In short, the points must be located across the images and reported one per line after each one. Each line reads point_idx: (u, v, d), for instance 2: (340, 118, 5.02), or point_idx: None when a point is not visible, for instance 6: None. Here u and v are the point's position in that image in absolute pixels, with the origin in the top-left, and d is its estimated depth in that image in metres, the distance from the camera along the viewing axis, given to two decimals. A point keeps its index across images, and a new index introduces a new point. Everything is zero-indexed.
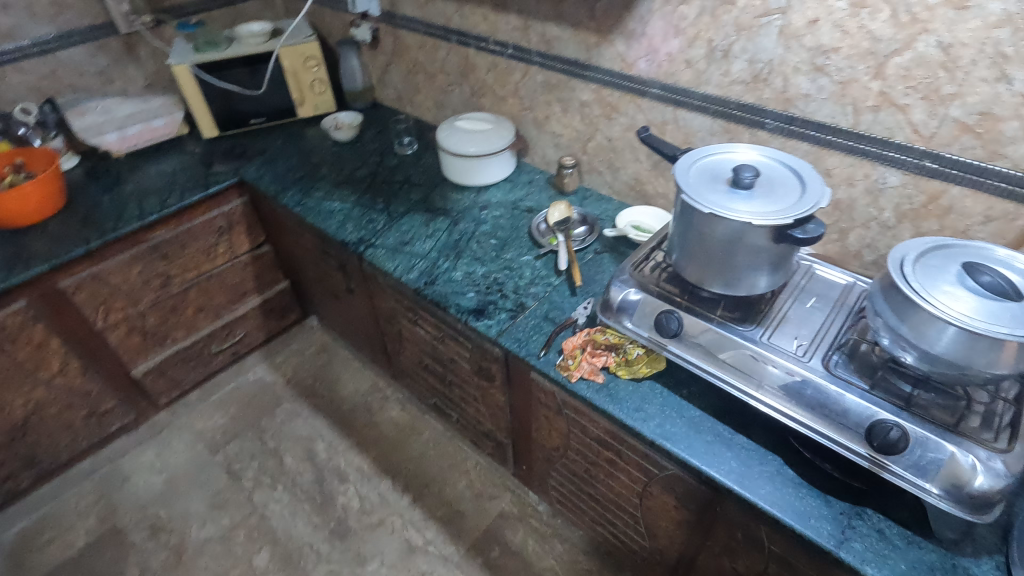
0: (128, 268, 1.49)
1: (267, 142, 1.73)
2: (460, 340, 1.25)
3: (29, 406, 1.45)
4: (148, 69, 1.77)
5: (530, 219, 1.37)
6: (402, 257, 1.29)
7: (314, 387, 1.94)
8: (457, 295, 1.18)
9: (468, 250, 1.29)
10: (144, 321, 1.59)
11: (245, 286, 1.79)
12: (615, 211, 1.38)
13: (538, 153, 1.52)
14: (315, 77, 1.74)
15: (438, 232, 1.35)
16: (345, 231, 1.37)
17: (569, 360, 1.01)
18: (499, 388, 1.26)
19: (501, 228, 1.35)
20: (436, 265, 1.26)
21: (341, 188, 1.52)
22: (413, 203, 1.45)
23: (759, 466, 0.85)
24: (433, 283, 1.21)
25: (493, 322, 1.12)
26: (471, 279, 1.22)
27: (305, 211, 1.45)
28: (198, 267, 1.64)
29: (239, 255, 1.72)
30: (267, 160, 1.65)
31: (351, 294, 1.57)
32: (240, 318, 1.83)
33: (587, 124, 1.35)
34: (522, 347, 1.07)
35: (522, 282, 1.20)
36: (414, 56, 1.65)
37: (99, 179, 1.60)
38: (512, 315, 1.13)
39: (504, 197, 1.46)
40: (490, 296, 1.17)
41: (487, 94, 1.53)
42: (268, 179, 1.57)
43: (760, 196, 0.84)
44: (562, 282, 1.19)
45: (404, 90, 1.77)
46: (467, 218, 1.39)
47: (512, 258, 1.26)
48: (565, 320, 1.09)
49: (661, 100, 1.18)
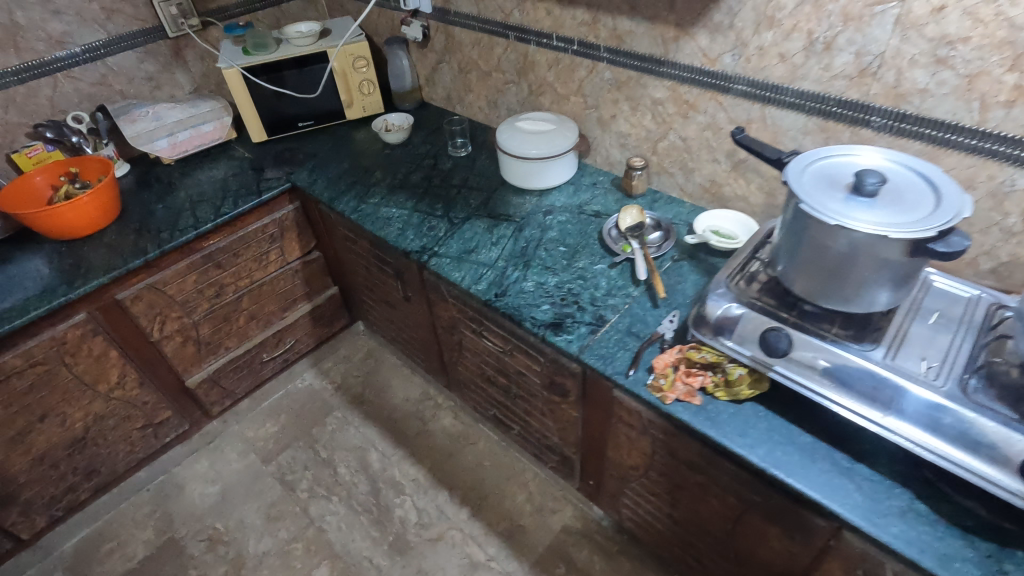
0: (184, 278, 1.46)
1: (316, 146, 1.68)
2: (532, 354, 1.19)
3: (88, 419, 1.44)
4: (195, 73, 1.73)
5: (599, 224, 1.31)
6: (468, 266, 1.23)
7: (364, 395, 1.91)
8: (532, 308, 1.12)
9: (538, 259, 1.23)
10: (199, 331, 1.56)
11: (295, 293, 1.76)
12: (688, 215, 1.31)
13: (601, 153, 1.45)
14: (364, 78, 1.69)
15: (503, 238, 1.29)
16: (406, 240, 1.32)
17: (661, 379, 0.95)
18: (572, 403, 1.20)
19: (570, 234, 1.29)
20: (506, 275, 1.20)
21: (398, 194, 1.47)
22: (474, 208, 1.39)
23: (887, 500, 0.79)
24: (505, 296, 1.15)
25: (574, 337, 1.06)
26: (544, 290, 1.16)
27: (362, 219, 1.40)
28: (251, 275, 1.61)
29: (291, 262, 1.69)
30: (318, 165, 1.60)
31: (407, 302, 1.52)
32: (290, 326, 1.80)
33: (660, 123, 1.28)
34: (608, 364, 1.00)
35: (599, 294, 1.13)
36: (467, 54, 1.58)
37: (151, 187, 1.58)
38: (592, 329, 1.07)
39: (568, 201, 1.39)
40: (567, 308, 1.11)
41: (547, 92, 1.46)
42: (322, 186, 1.53)
43: (887, 205, 0.77)
44: (641, 293, 1.12)
45: (454, 89, 1.71)
46: (532, 224, 1.33)
47: (585, 266, 1.20)
48: (652, 336, 1.03)
49: (747, 97, 1.11)
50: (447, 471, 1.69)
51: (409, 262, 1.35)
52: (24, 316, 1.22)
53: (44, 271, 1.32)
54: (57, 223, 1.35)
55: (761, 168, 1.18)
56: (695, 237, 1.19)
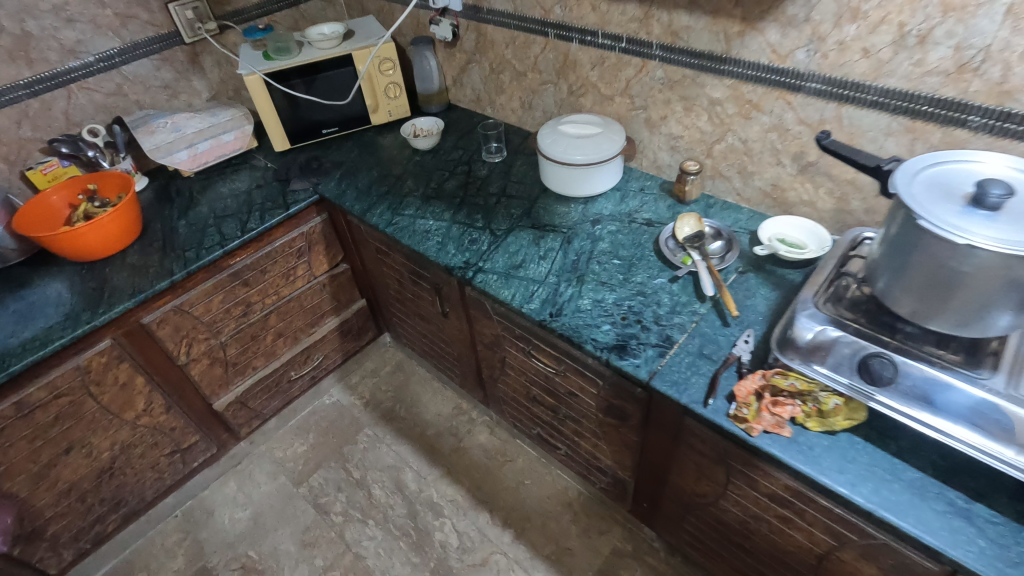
0: (210, 298, 1.39)
1: (342, 154, 1.61)
2: (588, 376, 1.12)
3: (115, 448, 1.37)
4: (213, 80, 1.65)
5: (652, 234, 1.23)
6: (517, 283, 1.15)
7: (395, 411, 1.84)
8: (592, 329, 1.04)
9: (591, 273, 1.15)
10: (226, 352, 1.50)
11: (323, 307, 1.69)
12: (748, 222, 1.23)
13: (649, 156, 1.36)
14: (390, 82, 1.61)
15: (552, 251, 1.21)
16: (447, 255, 1.24)
17: (744, 409, 0.87)
18: (630, 427, 1.13)
19: (622, 245, 1.21)
20: (559, 292, 1.12)
21: (434, 204, 1.39)
22: (516, 218, 1.31)
23: (1016, 547, 0.71)
24: (561, 315, 1.08)
25: (641, 360, 0.98)
26: (602, 307, 1.08)
27: (398, 232, 1.32)
28: (278, 291, 1.54)
29: (318, 276, 1.62)
30: (346, 175, 1.52)
31: (444, 317, 1.44)
32: (318, 342, 1.73)
33: (717, 124, 1.19)
34: (683, 391, 0.92)
35: (662, 312, 1.06)
36: (501, 53, 1.50)
37: (172, 201, 1.51)
38: (659, 351, 0.99)
39: (616, 208, 1.31)
40: (629, 329, 1.03)
41: (589, 92, 1.37)
42: (351, 197, 1.45)
43: (1015, 219, 0.68)
44: (708, 311, 1.04)
45: (485, 91, 1.63)
46: (580, 235, 1.25)
47: (643, 280, 1.12)
48: (727, 359, 0.95)
49: (820, 96, 1.02)
50: (486, 491, 1.61)
51: (450, 279, 1.27)
52: (48, 346, 1.15)
53: (66, 296, 1.25)
54: (78, 245, 1.28)
55: (832, 172, 1.09)
56: (764, 249, 1.11)
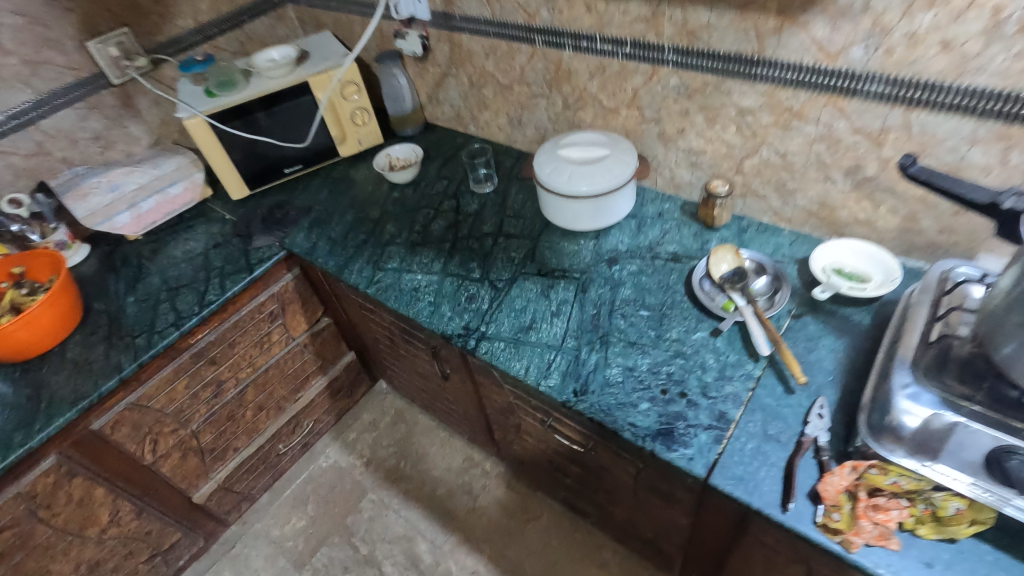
0: (173, 385, 1.20)
1: (310, 197, 1.40)
2: (622, 458, 0.94)
3: (81, 569, 1.19)
4: (152, 123, 1.44)
5: (682, 273, 1.04)
6: (529, 352, 0.96)
7: (400, 468, 1.66)
8: (627, 410, 0.86)
9: (616, 332, 0.96)
10: (200, 440, 1.31)
11: (307, 369, 1.50)
12: (792, 247, 1.04)
13: (665, 174, 1.17)
14: (356, 107, 1.39)
15: (566, 306, 1.02)
16: (441, 320, 1.05)
17: (835, 515, 0.69)
18: (676, 510, 0.96)
19: (649, 291, 1.02)
20: (581, 361, 0.93)
21: (420, 253, 1.19)
22: (518, 265, 1.12)
23: None
24: (587, 394, 0.89)
25: (694, 451, 0.80)
26: (635, 378, 0.89)
27: (381, 293, 1.13)
28: (251, 363, 1.34)
29: (297, 336, 1.42)
30: (316, 223, 1.32)
31: (446, 378, 1.26)
32: (306, 407, 1.55)
33: (748, 136, 1.00)
34: (753, 492, 0.74)
35: (710, 380, 0.87)
36: (480, 65, 1.29)
37: (119, 272, 1.30)
38: (715, 436, 0.81)
39: (634, 241, 1.12)
40: (673, 406, 0.85)
41: (588, 104, 1.17)
42: (324, 252, 1.25)
43: None
44: (766, 374, 0.86)
45: (466, 108, 1.42)
46: (596, 281, 1.06)
47: (680, 337, 0.94)
48: (801, 443, 0.77)
49: (882, 100, 0.83)
50: (510, 559, 1.44)
51: (448, 345, 1.08)
52: None
53: None
54: (5, 345, 1.08)
55: (897, 188, 0.90)
56: (825, 291, 0.92)
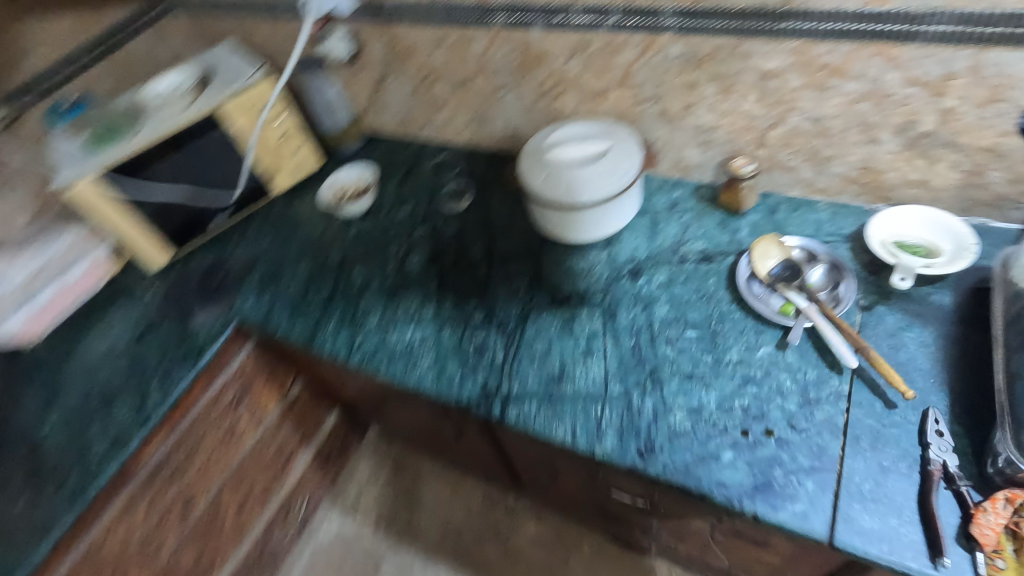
0: (131, 517, 0.97)
1: (249, 249, 1.16)
2: (700, 511, 0.80)
3: None
4: (27, 192, 1.14)
5: (721, 275, 0.88)
6: (569, 408, 0.80)
7: (414, 523, 1.49)
8: (709, 465, 0.71)
9: (666, 364, 0.81)
10: (178, 564, 1.09)
11: (288, 444, 1.28)
12: (834, 222, 0.90)
13: (669, 157, 1.00)
14: (284, 132, 1.15)
15: (597, 341, 0.86)
16: (452, 385, 0.86)
17: (999, 563, 0.58)
18: (766, 551, 0.83)
19: (689, 304, 0.87)
20: (637, 410, 0.77)
21: (403, 301, 0.99)
22: (526, 297, 0.94)
23: None
24: (656, 452, 0.74)
25: (805, 506, 0.66)
26: (706, 421, 0.75)
27: (369, 361, 0.92)
28: (221, 461, 1.12)
29: (269, 413, 1.20)
30: (267, 282, 1.09)
31: (461, 432, 1.08)
32: (295, 487, 1.35)
33: (773, 104, 0.84)
34: (891, 550, 0.62)
35: (794, 408, 0.73)
36: (427, 59, 1.06)
37: (26, 388, 1.04)
38: (823, 482, 0.67)
39: (653, 243, 0.96)
40: (762, 449, 0.71)
41: (569, 90, 0.98)
42: (285, 317, 1.03)
43: None
44: (857, 389, 0.73)
45: (416, 110, 1.20)
46: (623, 302, 0.89)
47: (744, 358, 0.79)
48: (930, 474, 0.64)
49: (947, 42, 0.69)
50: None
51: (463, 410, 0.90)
52: None
53: None
54: None
55: (960, 141, 0.77)
56: (903, 276, 0.80)
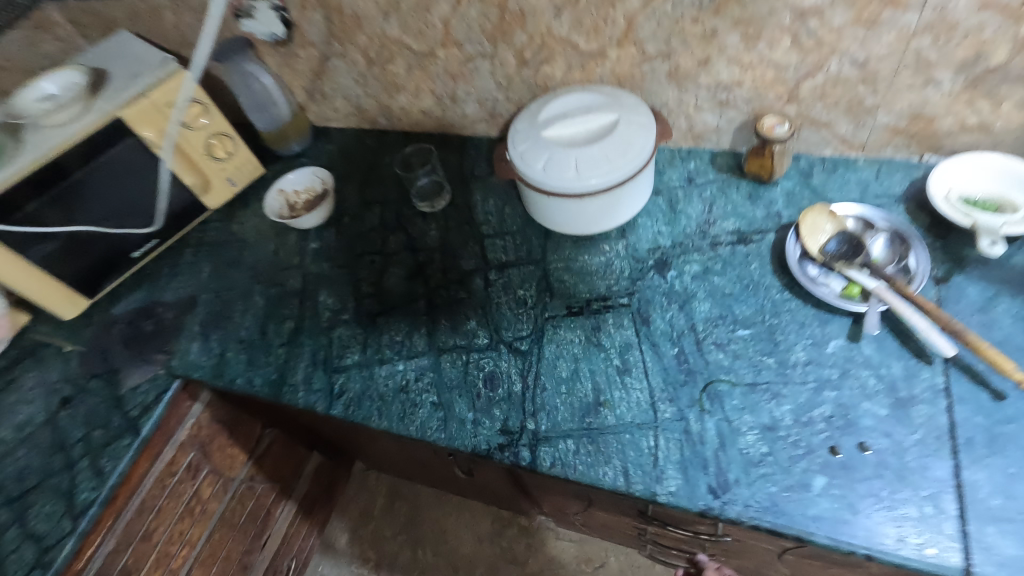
0: None
1: (186, 283, 0.95)
2: (788, 544, 0.67)
3: None
4: None
5: (764, 259, 0.75)
6: (615, 443, 0.65)
7: (420, 561, 1.33)
8: (800, 498, 0.58)
9: (721, 374, 0.67)
10: None
11: (264, 502, 1.10)
12: (880, 181, 0.78)
13: (680, 124, 0.85)
14: (211, 135, 0.94)
15: (632, 355, 0.71)
16: (465, 430, 0.70)
17: None
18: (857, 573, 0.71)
19: (734, 297, 0.73)
20: (698, 436, 0.64)
21: (387, 329, 0.82)
22: (536, 308, 0.78)
23: None
24: (732, 488, 0.60)
25: (927, 536, 0.54)
26: (785, 441, 0.62)
27: (356, 411, 0.75)
28: (184, 542, 0.93)
29: (237, 474, 1.01)
30: (213, 323, 0.89)
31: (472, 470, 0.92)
32: (278, 548, 1.17)
33: (810, 49, 0.70)
34: None
35: (886, 413, 0.61)
36: (378, 31, 0.87)
37: None
38: (940, 502, 0.56)
39: (676, 227, 0.81)
40: (860, 469, 0.59)
41: (556, 53, 0.82)
42: (242, 364, 0.84)
43: None
44: (955, 381, 0.61)
45: (369, 95, 1.01)
46: (654, 302, 0.75)
47: (813, 357, 0.66)
48: None
49: None
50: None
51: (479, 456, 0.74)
52: None
53: None
54: None
55: None
56: (994, 240, 0.67)
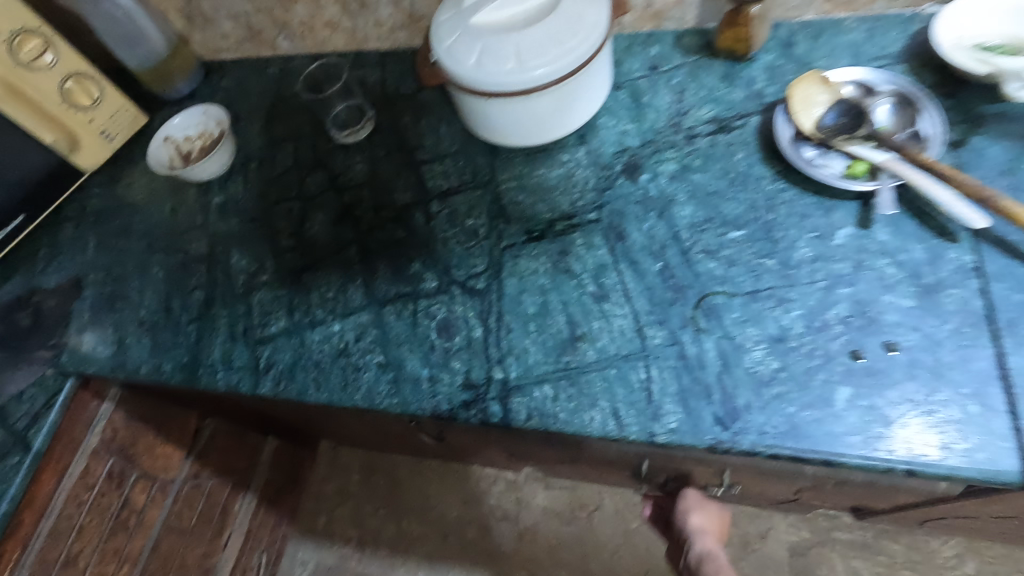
0: None
1: (69, 262, 0.79)
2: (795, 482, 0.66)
3: None
4: None
5: (751, 147, 0.63)
6: (600, 382, 0.54)
7: (406, 532, 1.24)
8: (823, 415, 0.49)
9: (716, 286, 0.57)
10: None
11: (218, 498, 0.98)
12: (874, 41, 0.66)
13: (637, 1, 0.71)
14: (64, 78, 0.75)
15: (609, 277, 0.60)
16: (420, 391, 0.58)
17: None
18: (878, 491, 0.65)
19: (720, 194, 0.62)
20: (696, 361, 0.53)
21: (316, 286, 0.68)
22: (489, 239, 0.65)
23: None
24: (743, 416, 0.50)
25: (976, 439, 0.46)
26: (799, 353, 0.52)
27: (288, 386, 0.62)
28: (122, 560, 0.81)
29: (176, 474, 0.89)
30: (106, 305, 0.74)
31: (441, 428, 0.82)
32: (244, 543, 1.06)
33: None
34: None
35: (911, 304, 0.52)
36: None
37: None
38: (986, 398, 0.47)
39: (643, 123, 0.68)
40: (890, 373, 0.49)
41: None
42: (147, 349, 0.69)
43: None
44: (986, 258, 0.52)
45: (259, 10, 0.82)
46: (628, 213, 0.63)
47: (819, 250, 0.56)
48: None
49: None
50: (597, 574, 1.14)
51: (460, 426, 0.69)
52: None
53: None
54: None
55: None
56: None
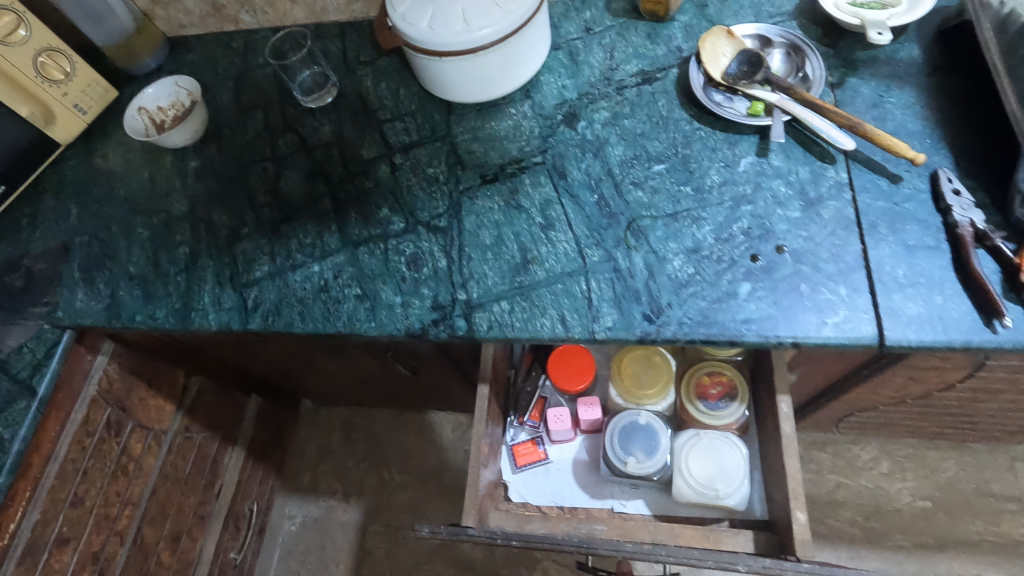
0: None
1: (53, 229, 0.84)
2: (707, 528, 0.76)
3: None
4: None
5: (672, 95, 0.73)
6: (547, 296, 0.64)
7: (388, 480, 1.33)
8: (728, 305, 0.60)
9: (643, 212, 0.67)
10: None
11: (208, 451, 1.05)
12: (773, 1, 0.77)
13: None
14: (38, 52, 0.79)
15: (553, 211, 0.69)
16: (395, 314, 0.67)
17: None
18: (777, 495, 0.75)
19: (646, 136, 0.72)
20: (627, 272, 0.64)
21: (294, 234, 0.75)
22: (449, 184, 0.74)
23: None
24: (666, 312, 0.61)
25: (845, 314, 0.58)
26: (709, 259, 0.62)
27: (275, 320, 0.70)
28: (124, 502, 0.87)
29: (168, 426, 0.95)
30: (95, 265, 0.79)
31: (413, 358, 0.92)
32: (234, 494, 1.14)
33: None
34: (947, 328, 0.55)
35: (797, 215, 0.63)
36: None
37: None
38: (853, 282, 0.59)
39: (580, 78, 0.78)
40: (782, 270, 0.60)
41: None
42: (139, 301, 0.75)
43: None
44: (856, 174, 0.64)
45: None
46: (568, 155, 0.72)
47: (727, 177, 0.67)
48: (961, 236, 0.58)
49: None
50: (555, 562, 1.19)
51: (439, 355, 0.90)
52: None
53: None
54: None
55: None
56: (881, 31, 0.67)
